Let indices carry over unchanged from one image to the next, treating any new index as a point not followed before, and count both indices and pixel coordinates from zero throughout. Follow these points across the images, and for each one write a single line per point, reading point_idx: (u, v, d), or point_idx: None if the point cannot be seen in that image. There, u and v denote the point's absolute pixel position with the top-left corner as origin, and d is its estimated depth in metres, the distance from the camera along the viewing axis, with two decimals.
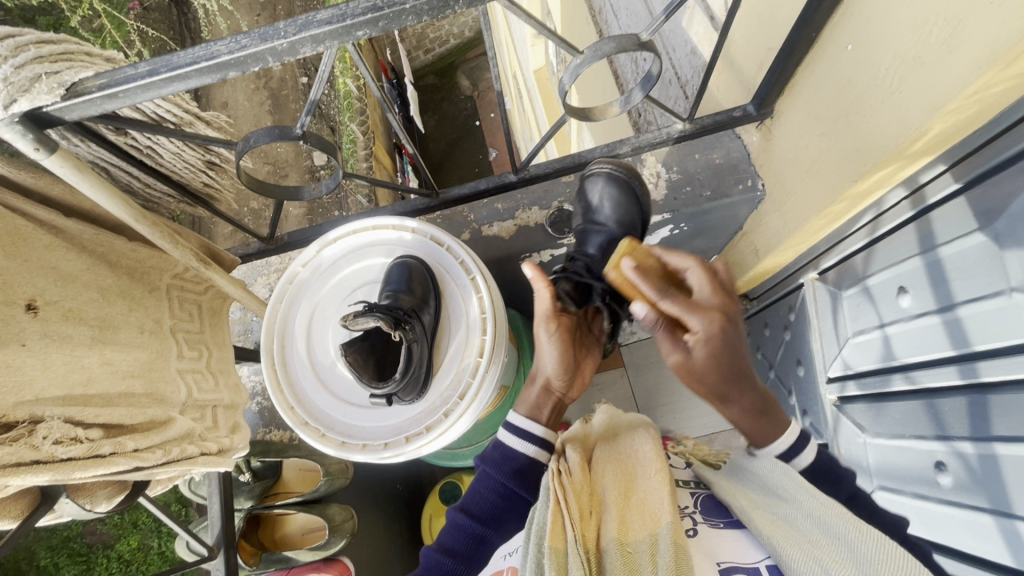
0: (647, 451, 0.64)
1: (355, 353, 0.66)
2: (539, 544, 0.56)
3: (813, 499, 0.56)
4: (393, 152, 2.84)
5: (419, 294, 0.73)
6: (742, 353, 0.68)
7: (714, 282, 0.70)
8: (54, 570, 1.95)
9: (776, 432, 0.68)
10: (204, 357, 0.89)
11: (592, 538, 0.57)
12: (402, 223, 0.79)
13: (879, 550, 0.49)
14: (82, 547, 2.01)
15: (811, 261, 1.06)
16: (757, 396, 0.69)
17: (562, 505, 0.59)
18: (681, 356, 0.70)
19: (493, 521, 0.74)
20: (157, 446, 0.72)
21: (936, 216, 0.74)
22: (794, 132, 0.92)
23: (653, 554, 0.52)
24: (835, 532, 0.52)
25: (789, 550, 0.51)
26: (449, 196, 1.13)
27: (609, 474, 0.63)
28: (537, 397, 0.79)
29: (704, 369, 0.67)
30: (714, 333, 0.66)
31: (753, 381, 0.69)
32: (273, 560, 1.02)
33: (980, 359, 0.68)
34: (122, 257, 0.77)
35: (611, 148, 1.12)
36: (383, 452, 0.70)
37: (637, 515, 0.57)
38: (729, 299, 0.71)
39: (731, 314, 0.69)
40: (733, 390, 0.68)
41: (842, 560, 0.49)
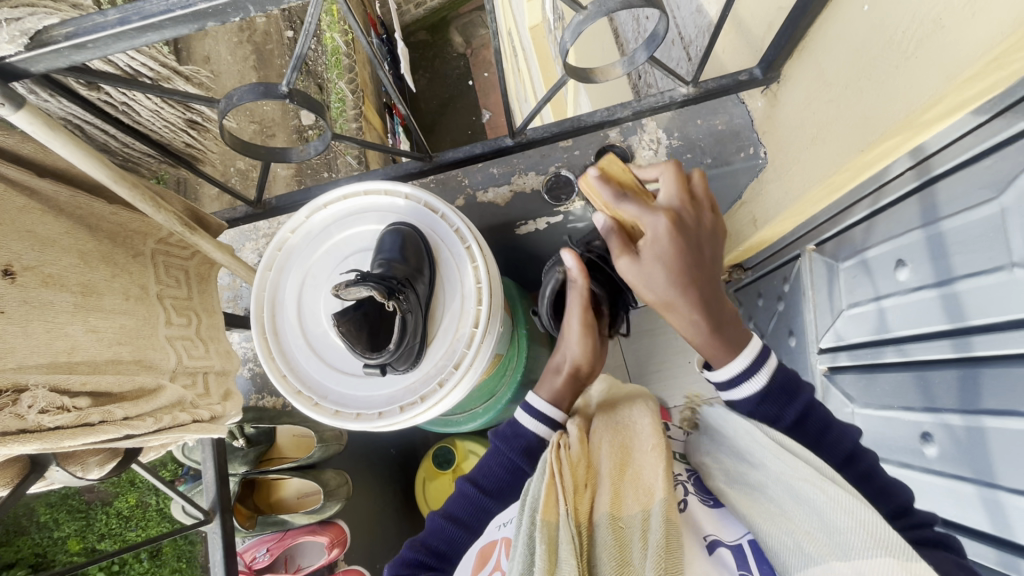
0: (645, 425, 0.64)
1: (349, 323, 0.63)
2: (533, 515, 0.58)
3: (777, 462, 0.57)
4: (384, 112, 2.75)
5: (413, 262, 0.70)
6: (704, 250, 0.67)
7: (681, 180, 0.69)
8: (54, 527, 1.86)
9: (736, 349, 0.69)
10: (193, 323, 0.87)
11: (585, 511, 0.59)
12: (394, 187, 0.75)
13: (844, 516, 0.49)
14: (81, 504, 1.91)
15: (811, 232, 1.05)
16: (714, 310, 0.68)
17: (557, 479, 0.60)
18: (632, 260, 0.68)
19: (496, 492, 0.79)
20: (148, 414, 0.71)
21: (940, 187, 0.73)
22: (801, 98, 0.89)
23: (644, 530, 0.54)
24: (802, 498, 0.53)
25: (765, 527, 0.55)
26: (443, 160, 1.08)
27: (606, 444, 0.64)
28: (569, 389, 0.80)
29: (655, 280, 0.66)
30: (665, 232, 0.65)
31: (710, 289, 0.68)
32: (268, 523, 1.04)
33: (975, 334, 0.69)
34: (102, 221, 0.74)
35: (611, 112, 1.05)
36: (377, 421, 0.69)
37: (631, 490, 0.58)
38: (696, 207, 0.69)
39: (688, 220, 0.67)
40: (688, 293, 0.66)
41: (812, 532, 0.51)
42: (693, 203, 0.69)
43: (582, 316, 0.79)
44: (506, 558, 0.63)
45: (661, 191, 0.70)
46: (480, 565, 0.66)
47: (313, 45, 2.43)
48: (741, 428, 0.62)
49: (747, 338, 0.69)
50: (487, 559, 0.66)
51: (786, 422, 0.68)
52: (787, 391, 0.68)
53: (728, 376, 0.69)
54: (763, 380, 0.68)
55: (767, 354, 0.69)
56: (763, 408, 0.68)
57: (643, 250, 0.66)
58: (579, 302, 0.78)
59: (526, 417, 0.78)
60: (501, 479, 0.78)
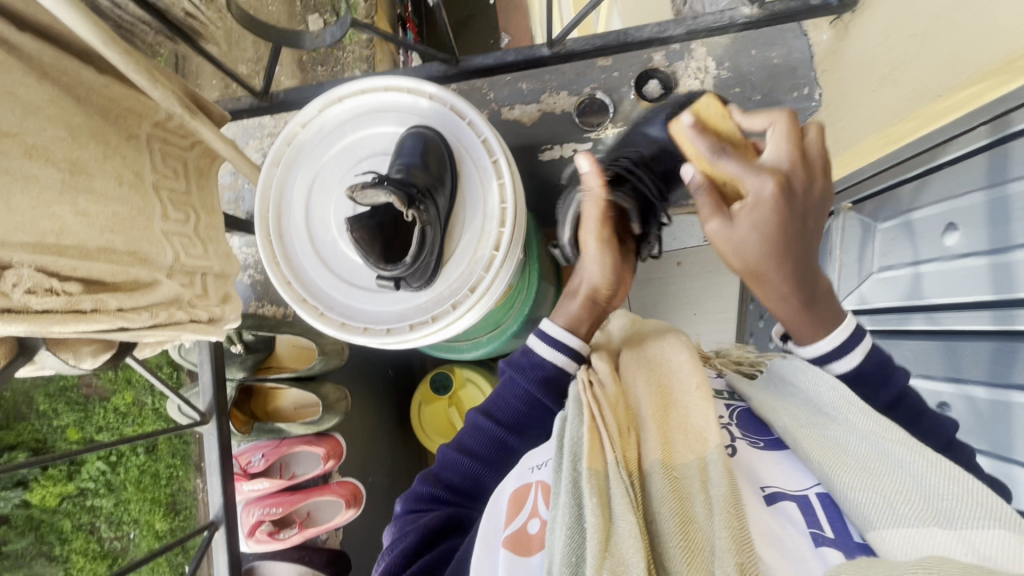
0: (682, 361, 0.66)
1: (362, 230, 0.57)
2: (576, 462, 0.57)
3: (866, 420, 0.54)
4: (399, 24, 2.55)
5: (433, 171, 0.64)
6: (807, 220, 0.60)
7: (794, 139, 0.60)
8: (53, 415, 1.88)
9: (826, 327, 0.64)
10: (192, 220, 0.82)
11: (634, 459, 0.58)
12: (418, 86, 0.67)
13: (949, 484, 0.46)
14: (80, 397, 1.89)
15: (850, 189, 0.99)
16: (808, 286, 0.62)
17: (598, 422, 0.59)
18: (723, 224, 0.62)
19: (516, 427, 0.78)
20: (144, 308, 0.68)
21: (1016, 145, 0.66)
22: (877, 31, 0.80)
23: (703, 481, 0.52)
24: (896, 459, 0.50)
25: (842, 477, 0.51)
26: (471, 65, 0.99)
27: (644, 387, 0.65)
28: (587, 312, 0.78)
29: (747, 241, 0.60)
30: (772, 198, 0.57)
31: (807, 269, 0.62)
32: (266, 430, 1.04)
33: (1020, 307, 0.65)
34: (92, 93, 0.67)
35: (661, 29, 0.95)
36: (384, 338, 0.65)
37: (680, 435, 0.57)
38: (807, 168, 0.60)
39: (797, 184, 0.59)
40: (780, 276, 0.61)
41: (907, 493, 0.47)
42: (805, 164, 0.60)
43: (597, 229, 0.77)
44: (545, 504, 0.60)
45: (768, 151, 0.61)
46: (515, 510, 0.61)
47: None
48: (826, 383, 0.59)
49: (843, 314, 0.65)
50: (521, 502, 0.62)
51: (849, 372, 0.65)
52: (884, 370, 0.65)
53: (821, 354, 0.65)
54: (857, 360, 0.64)
55: (861, 334, 0.65)
56: (831, 356, 0.65)
57: (739, 216, 0.60)
58: (595, 215, 0.76)
59: (542, 345, 0.76)
60: (518, 411, 0.77)
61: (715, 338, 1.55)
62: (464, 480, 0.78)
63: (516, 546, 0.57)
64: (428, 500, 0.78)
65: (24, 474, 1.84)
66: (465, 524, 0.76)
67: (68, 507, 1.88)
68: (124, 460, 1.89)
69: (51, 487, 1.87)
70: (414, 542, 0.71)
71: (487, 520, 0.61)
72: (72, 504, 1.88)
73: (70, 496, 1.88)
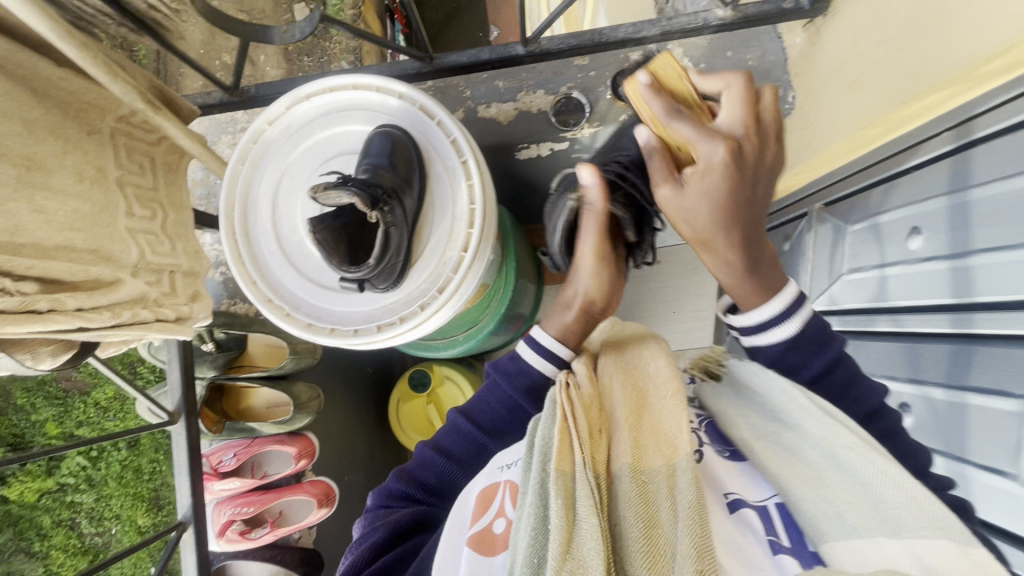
0: (660, 368, 0.65)
1: (325, 231, 0.57)
2: (545, 465, 0.57)
3: (821, 427, 0.54)
4: (384, 15, 2.52)
5: (401, 171, 0.63)
6: (754, 186, 0.63)
7: (748, 104, 0.62)
8: (31, 409, 1.83)
9: (771, 295, 0.66)
10: (158, 217, 0.80)
11: (603, 462, 0.58)
12: (387, 84, 0.67)
13: (901, 495, 0.48)
14: (58, 391, 1.85)
15: (821, 191, 1.00)
16: (752, 252, 0.65)
17: (570, 422, 0.59)
18: (673, 190, 0.65)
19: (496, 432, 0.79)
20: (104, 308, 0.67)
21: (979, 152, 0.67)
22: (848, 36, 0.81)
23: (670, 487, 0.53)
24: (847, 468, 0.52)
25: (797, 491, 0.53)
26: (445, 63, 0.95)
27: (619, 386, 0.64)
28: (576, 325, 0.78)
29: (693, 206, 0.64)
30: (720, 162, 0.60)
31: (753, 236, 0.65)
32: (237, 429, 1.03)
33: (980, 311, 0.66)
34: (50, 86, 0.65)
35: (636, 29, 0.92)
36: (351, 339, 0.65)
37: (652, 439, 0.58)
38: (758, 135, 0.63)
39: (748, 150, 0.62)
40: (724, 234, 0.64)
41: (856, 504, 0.50)
42: (756, 127, 0.63)
43: (597, 241, 0.77)
44: (512, 504, 0.61)
45: (722, 115, 0.64)
46: (482, 509, 0.62)
47: None
48: (780, 388, 0.59)
49: (787, 281, 0.66)
50: (489, 501, 0.63)
51: (809, 373, 0.66)
52: (816, 339, 0.66)
53: (757, 322, 0.66)
54: (794, 328, 0.65)
55: (803, 304, 0.66)
56: (788, 357, 0.66)
57: (689, 182, 0.63)
58: (595, 228, 0.76)
59: (531, 353, 0.77)
60: (498, 415, 0.78)
61: (692, 337, 1.58)
62: (437, 480, 0.80)
63: (481, 544, 0.59)
64: (401, 497, 0.79)
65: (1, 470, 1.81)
66: (432, 522, 0.78)
67: (47, 501, 1.85)
68: (105, 455, 1.86)
69: (31, 483, 1.83)
70: (383, 538, 0.72)
71: (455, 520, 0.63)
72: (52, 500, 1.85)
73: (49, 492, 1.85)
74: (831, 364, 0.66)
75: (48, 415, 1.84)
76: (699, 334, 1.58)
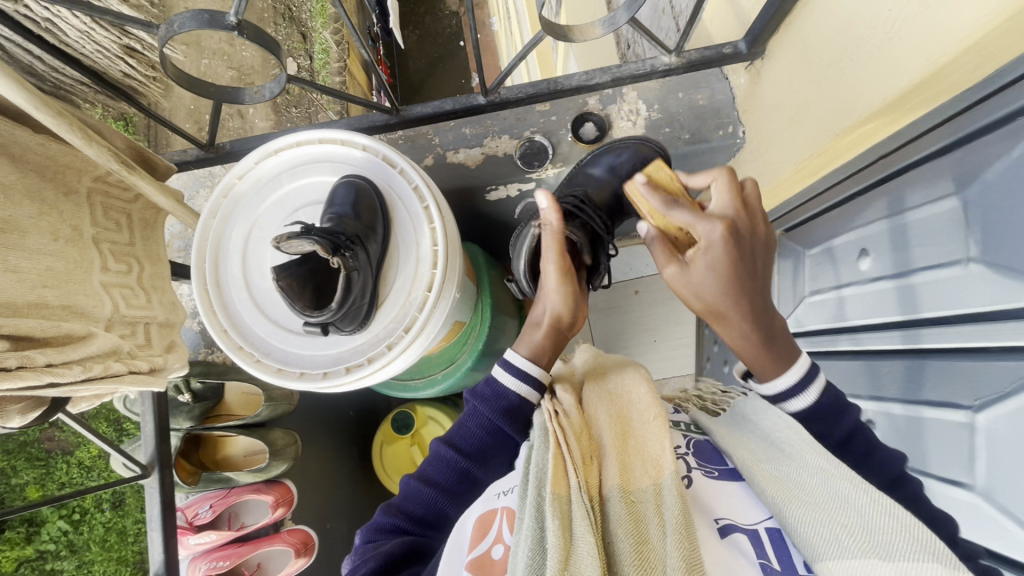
0: (642, 392, 0.68)
1: (290, 279, 0.58)
2: (541, 488, 0.58)
3: (819, 458, 0.56)
4: (370, 67, 2.62)
5: (365, 219, 0.66)
6: (752, 273, 0.67)
7: (734, 191, 0.67)
8: (12, 472, 1.77)
9: (786, 364, 0.68)
10: (133, 271, 0.82)
11: (594, 484, 0.59)
12: (351, 138, 0.71)
13: (890, 518, 0.49)
14: (40, 452, 1.80)
15: (782, 218, 1.05)
16: (764, 323, 0.68)
17: (564, 449, 0.61)
18: (680, 269, 0.70)
19: (480, 457, 0.79)
20: (75, 362, 0.67)
21: (910, 178, 0.71)
22: (782, 77, 0.87)
23: (657, 503, 0.55)
24: (842, 494, 0.53)
25: (794, 513, 0.53)
26: (412, 115, 1.03)
27: (605, 415, 0.67)
28: (547, 343, 0.80)
29: (702, 282, 0.67)
30: (718, 243, 0.65)
31: (760, 307, 0.68)
32: (212, 480, 1.01)
33: (927, 326, 0.69)
34: (28, 152, 0.68)
35: (589, 75, 1.00)
36: (320, 381, 0.66)
37: (637, 461, 0.60)
38: (748, 215, 0.68)
39: (743, 229, 0.66)
40: (738, 318, 0.67)
41: (851, 527, 0.50)
42: (746, 212, 0.68)
43: (558, 261, 0.78)
44: (509, 530, 0.62)
45: (712, 200, 0.68)
46: (478, 536, 0.64)
47: None
48: (782, 424, 0.62)
49: (799, 352, 0.69)
50: (485, 529, 0.64)
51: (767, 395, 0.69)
52: (839, 404, 0.68)
53: (779, 391, 0.68)
54: (812, 398, 0.67)
55: (816, 373, 0.68)
56: (810, 427, 0.67)
57: (694, 260, 0.68)
58: (553, 249, 0.78)
59: (505, 375, 0.79)
60: (481, 440, 0.79)
61: (675, 364, 1.60)
62: (427, 511, 0.79)
63: (478, 568, 0.60)
64: (389, 530, 0.78)
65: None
66: (425, 552, 0.78)
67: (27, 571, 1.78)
68: (88, 518, 1.82)
69: (11, 551, 1.77)
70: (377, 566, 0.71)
71: (452, 546, 0.64)
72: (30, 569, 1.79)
73: (28, 560, 1.79)
74: (823, 384, 0.67)
75: (29, 479, 1.78)
76: (681, 361, 1.60)
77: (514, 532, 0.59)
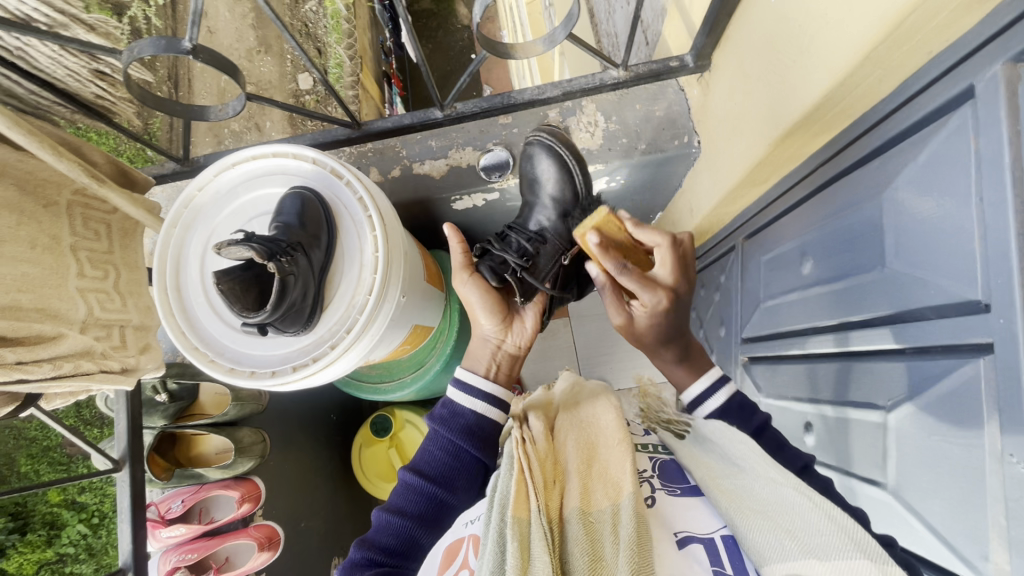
0: (609, 421, 0.69)
1: (231, 283, 0.62)
2: (502, 512, 0.60)
3: (770, 472, 0.60)
4: (382, 81, 2.68)
5: (310, 229, 0.70)
6: (681, 322, 0.82)
7: (675, 260, 0.79)
8: (35, 476, 1.85)
9: (702, 371, 0.83)
10: (110, 277, 0.88)
11: (555, 507, 0.61)
12: (301, 152, 0.76)
13: (828, 521, 0.52)
14: (62, 456, 1.92)
15: (744, 226, 1.07)
16: (684, 348, 0.82)
17: (525, 473, 0.64)
18: (624, 320, 0.84)
19: (446, 482, 0.81)
20: (45, 360, 0.75)
21: (840, 185, 0.73)
22: (725, 89, 0.90)
23: (614, 524, 0.57)
24: (789, 503, 0.56)
25: (745, 521, 0.55)
26: (373, 128, 1.08)
27: (572, 443, 0.69)
28: (480, 354, 0.90)
29: (643, 330, 0.82)
30: (660, 306, 0.79)
31: (683, 338, 0.83)
32: (184, 475, 1.06)
33: (854, 329, 0.70)
34: (7, 166, 0.74)
35: (540, 91, 1.05)
36: (267, 379, 0.70)
37: (599, 484, 0.62)
38: (684, 281, 0.81)
39: (682, 294, 0.81)
40: (659, 346, 0.83)
41: (795, 532, 0.52)
42: (683, 273, 0.81)
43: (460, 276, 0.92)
44: (473, 556, 0.64)
45: (658, 267, 0.80)
46: (448, 562, 0.67)
47: (316, 6, 2.47)
48: (738, 440, 0.66)
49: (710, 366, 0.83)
50: (453, 555, 0.68)
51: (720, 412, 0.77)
52: (745, 408, 0.78)
53: (696, 396, 0.80)
54: (724, 397, 0.78)
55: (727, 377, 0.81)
56: (726, 418, 0.77)
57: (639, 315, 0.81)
58: (456, 266, 0.92)
59: (469, 399, 0.85)
60: (443, 463, 0.82)
61: (656, 370, 1.61)
62: (399, 540, 0.79)
63: None
64: (364, 564, 0.77)
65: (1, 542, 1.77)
66: None
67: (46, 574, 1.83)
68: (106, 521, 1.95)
69: (30, 555, 1.82)
70: None
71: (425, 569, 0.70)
72: (50, 572, 1.85)
73: (48, 563, 1.84)
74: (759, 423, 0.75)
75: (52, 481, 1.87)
76: (663, 367, 1.61)
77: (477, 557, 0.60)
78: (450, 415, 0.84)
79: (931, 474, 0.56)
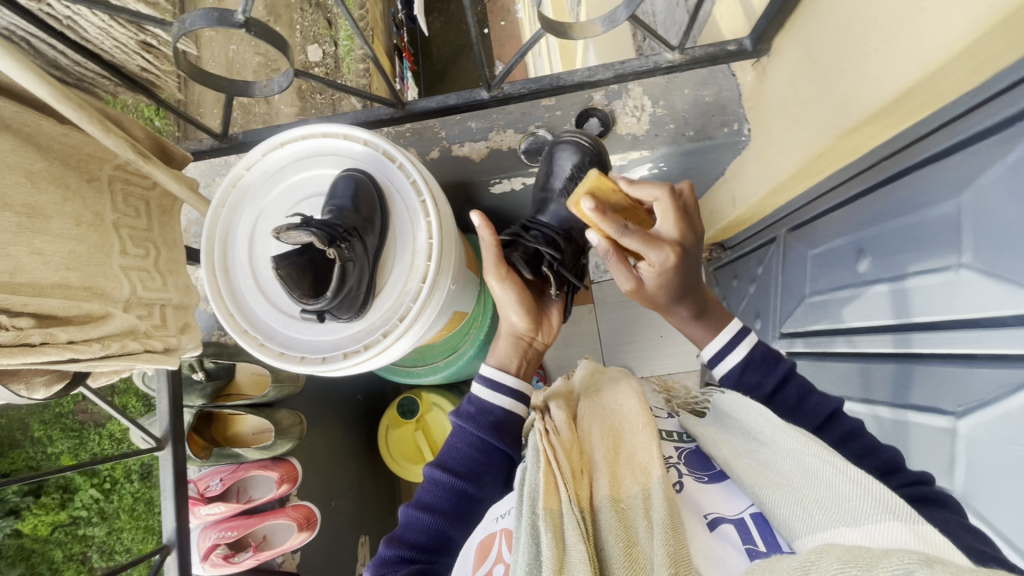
0: (631, 405, 0.68)
1: (289, 268, 0.61)
2: (534, 506, 0.60)
3: (786, 438, 0.57)
4: (394, 55, 2.62)
5: (364, 213, 0.69)
6: (692, 275, 0.76)
7: (678, 211, 0.74)
8: (48, 442, 1.95)
9: (721, 325, 0.80)
10: (150, 255, 0.87)
11: (585, 496, 0.61)
12: (353, 132, 0.74)
13: (852, 484, 0.49)
14: (74, 423, 2.00)
15: (787, 218, 1.05)
16: (699, 303, 0.79)
17: (553, 465, 0.62)
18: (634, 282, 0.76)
19: (471, 474, 0.80)
20: (95, 339, 0.72)
21: (908, 181, 0.71)
22: (786, 75, 0.86)
23: (646, 508, 0.56)
24: (810, 470, 0.53)
25: (772, 497, 0.55)
26: (416, 108, 1.05)
27: (596, 430, 0.67)
28: (510, 349, 0.88)
29: (656, 288, 0.76)
30: (668, 262, 0.72)
31: (698, 291, 0.79)
32: (223, 455, 1.09)
33: (917, 330, 0.69)
34: (52, 141, 0.72)
35: (592, 72, 1.01)
36: (319, 366, 0.69)
37: (627, 470, 0.61)
38: (691, 232, 0.75)
39: (689, 246, 0.75)
40: (672, 302, 0.78)
41: (822, 501, 0.50)
42: (688, 224, 0.75)
43: (496, 269, 0.86)
44: (508, 550, 0.65)
45: (660, 223, 0.75)
46: (481, 558, 0.67)
47: None
48: (752, 410, 0.62)
49: (728, 319, 0.80)
50: (486, 551, 0.68)
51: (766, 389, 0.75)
52: (769, 358, 0.77)
53: (714, 352, 0.79)
54: (744, 351, 0.77)
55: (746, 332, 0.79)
56: (746, 376, 0.77)
57: (643, 272, 0.74)
58: (491, 261, 0.86)
59: (490, 392, 0.84)
60: (470, 458, 0.81)
61: (681, 360, 1.60)
62: (428, 537, 0.79)
63: None
64: (395, 562, 0.77)
65: (17, 504, 1.94)
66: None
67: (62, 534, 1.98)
68: (118, 488, 2.05)
69: (42, 518, 1.97)
70: None
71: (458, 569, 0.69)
72: (65, 532, 2.00)
73: (62, 524, 1.99)
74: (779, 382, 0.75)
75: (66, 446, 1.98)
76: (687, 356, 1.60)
77: (512, 551, 0.61)
78: (478, 411, 0.83)
79: (1005, 483, 0.55)
